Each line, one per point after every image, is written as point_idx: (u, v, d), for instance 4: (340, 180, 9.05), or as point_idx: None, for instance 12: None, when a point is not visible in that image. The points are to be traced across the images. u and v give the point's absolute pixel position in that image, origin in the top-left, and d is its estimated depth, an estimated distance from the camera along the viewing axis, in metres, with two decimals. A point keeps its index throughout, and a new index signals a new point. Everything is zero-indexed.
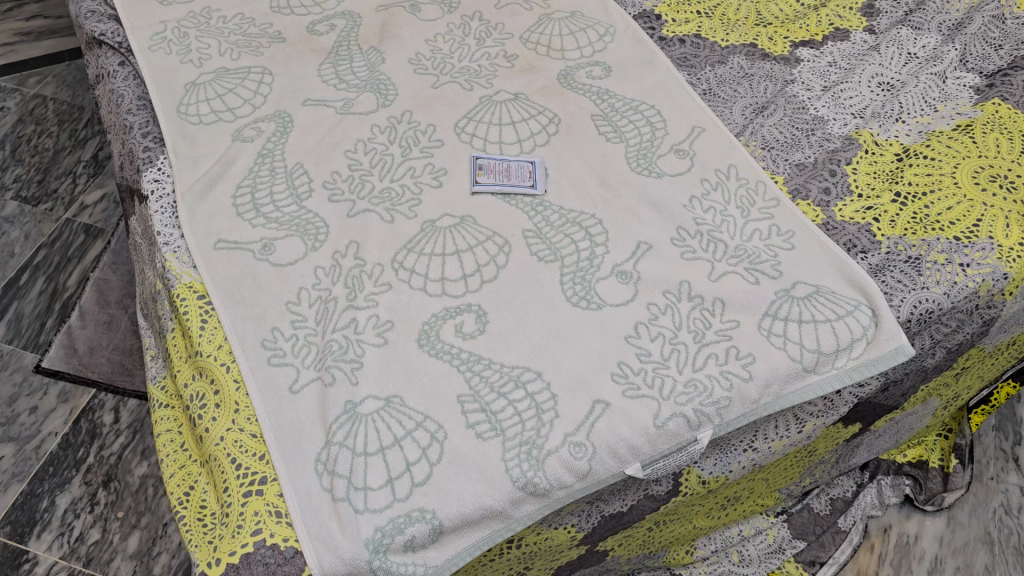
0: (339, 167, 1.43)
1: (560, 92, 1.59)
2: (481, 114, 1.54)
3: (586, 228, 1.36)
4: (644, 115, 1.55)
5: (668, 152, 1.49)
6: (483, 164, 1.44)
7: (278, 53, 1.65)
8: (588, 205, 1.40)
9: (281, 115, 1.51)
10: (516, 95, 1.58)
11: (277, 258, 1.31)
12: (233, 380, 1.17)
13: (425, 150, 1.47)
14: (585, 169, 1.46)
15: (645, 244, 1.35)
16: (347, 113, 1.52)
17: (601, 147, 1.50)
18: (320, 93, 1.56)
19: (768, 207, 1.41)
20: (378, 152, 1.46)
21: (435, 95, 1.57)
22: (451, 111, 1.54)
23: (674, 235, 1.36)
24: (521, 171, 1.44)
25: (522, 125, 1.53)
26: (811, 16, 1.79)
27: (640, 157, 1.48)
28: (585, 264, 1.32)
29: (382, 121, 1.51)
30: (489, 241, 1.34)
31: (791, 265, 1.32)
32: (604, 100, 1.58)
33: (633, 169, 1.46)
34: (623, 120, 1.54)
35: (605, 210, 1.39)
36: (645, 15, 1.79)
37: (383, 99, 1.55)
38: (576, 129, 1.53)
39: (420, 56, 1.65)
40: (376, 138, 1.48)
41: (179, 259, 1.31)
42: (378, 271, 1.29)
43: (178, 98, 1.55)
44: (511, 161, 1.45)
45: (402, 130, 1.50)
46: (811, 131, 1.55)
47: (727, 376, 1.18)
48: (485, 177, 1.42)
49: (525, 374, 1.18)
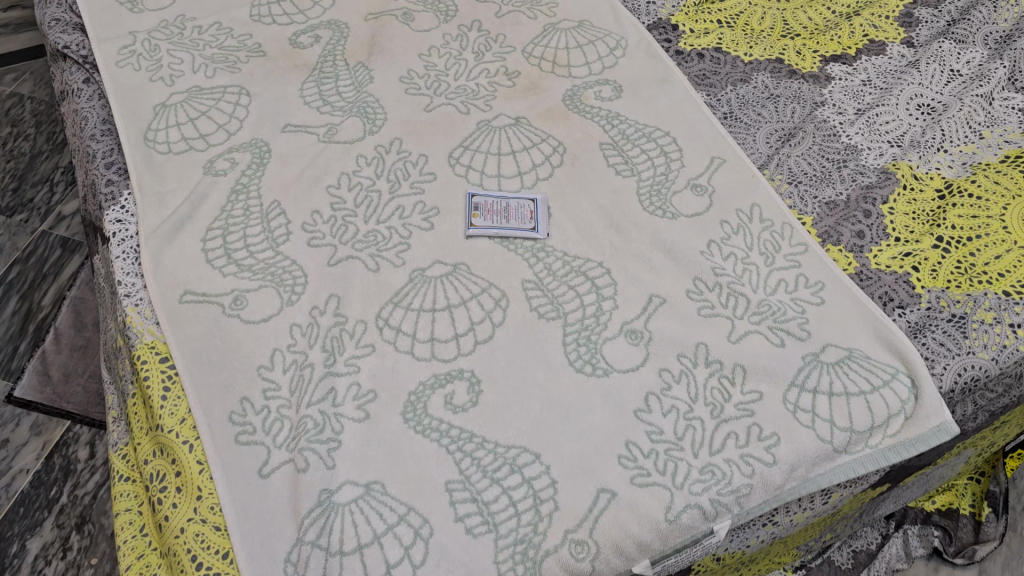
0: (320, 205, 1.30)
1: (565, 116, 1.45)
2: (479, 142, 1.40)
3: (592, 279, 1.23)
4: (658, 144, 1.41)
5: (684, 188, 1.35)
6: (479, 204, 1.30)
7: (257, 70, 1.51)
8: (595, 251, 1.26)
9: (258, 143, 1.38)
10: (517, 120, 1.44)
11: (249, 314, 1.18)
12: (197, 462, 1.06)
13: (415, 186, 1.33)
14: (592, 207, 1.32)
15: (658, 297, 1.21)
16: (330, 141, 1.39)
17: (610, 182, 1.35)
18: (302, 117, 1.43)
19: (795, 254, 1.27)
20: (363, 188, 1.33)
21: (427, 120, 1.43)
22: (445, 139, 1.40)
23: (690, 288, 1.22)
24: (520, 212, 1.30)
25: (523, 156, 1.39)
26: (842, 27, 1.63)
27: (653, 194, 1.34)
28: (590, 321, 1.18)
29: (369, 150, 1.38)
30: (485, 294, 1.21)
31: (821, 325, 1.19)
32: (614, 125, 1.44)
33: (645, 208, 1.32)
34: (635, 149, 1.40)
35: (614, 257, 1.25)
36: (660, 25, 1.63)
37: (371, 124, 1.41)
38: (582, 160, 1.39)
39: (412, 73, 1.51)
40: (361, 171, 1.35)
41: (141, 314, 1.19)
42: (361, 330, 1.16)
43: (146, 123, 1.42)
44: (510, 200, 1.32)
45: (391, 162, 1.36)
46: (844, 162, 1.40)
47: (748, 461, 1.06)
48: (481, 218, 1.29)
49: (521, 456, 1.05)
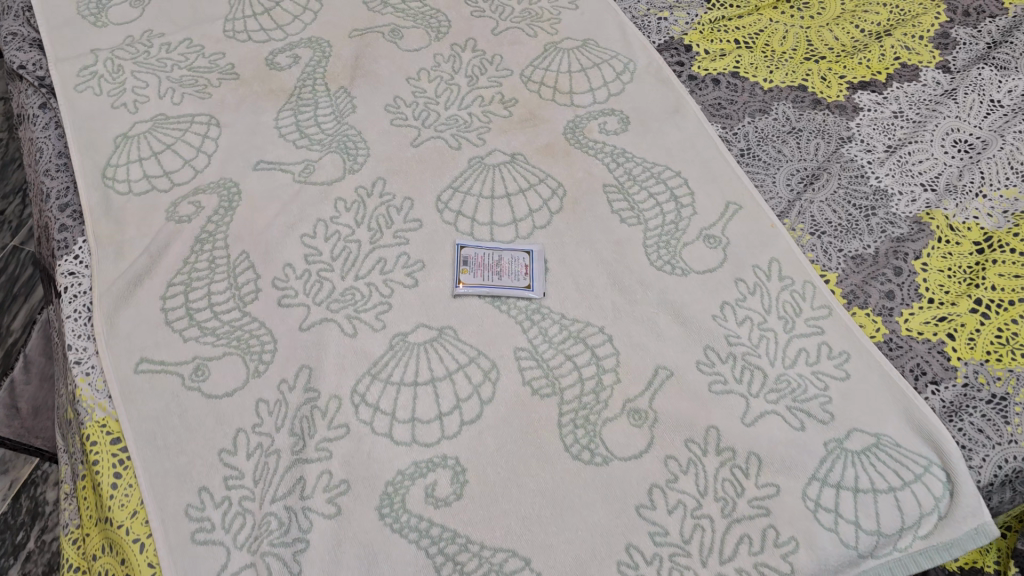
0: (294, 257, 1.18)
1: (566, 152, 1.32)
2: (470, 183, 1.27)
3: (592, 347, 1.11)
4: (667, 187, 1.28)
5: (695, 240, 1.22)
6: (468, 258, 1.18)
7: (229, 96, 1.38)
8: (596, 314, 1.14)
9: (227, 184, 1.26)
10: (512, 157, 1.31)
11: (211, 387, 1.07)
12: (147, 564, 0.94)
13: (398, 235, 1.21)
14: (593, 262, 1.20)
15: (664, 370, 1.09)
16: (307, 182, 1.26)
17: (614, 231, 1.23)
18: (276, 152, 1.30)
19: (817, 319, 1.15)
20: (341, 237, 1.20)
21: (414, 156, 1.30)
22: (433, 180, 1.27)
23: (701, 358, 1.10)
24: (513, 267, 1.18)
25: (519, 199, 1.26)
26: (872, 48, 1.49)
27: (661, 247, 1.21)
28: (589, 399, 1.07)
29: (349, 192, 1.25)
30: (472, 365, 1.09)
31: (846, 405, 1.07)
32: (619, 164, 1.31)
33: (652, 263, 1.19)
34: (641, 193, 1.28)
35: (616, 322, 1.13)
36: (672, 45, 1.49)
37: (351, 161, 1.29)
38: (583, 205, 1.26)
39: (398, 100, 1.38)
40: (339, 217, 1.22)
41: (91, 385, 1.07)
42: (334, 408, 1.04)
43: (105, 157, 1.29)
44: (503, 252, 1.19)
45: (373, 207, 1.24)
46: (872, 209, 1.27)
47: (762, 571, 0.94)
48: (470, 274, 1.16)
49: (509, 562, 0.94)
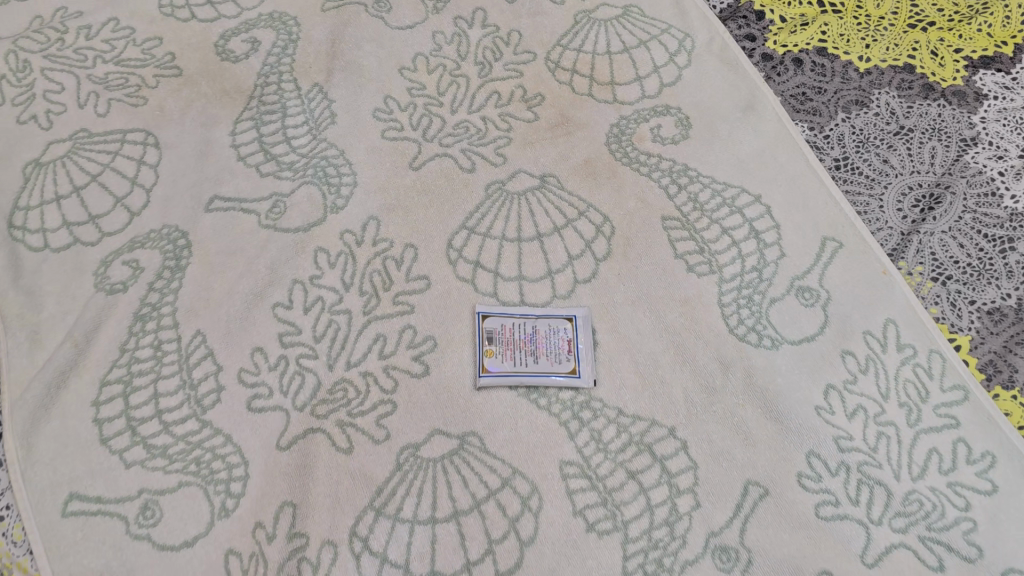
0: (264, 339, 0.90)
1: (611, 171, 1.02)
2: (490, 222, 0.98)
3: (660, 458, 0.85)
4: (745, 218, 0.99)
5: (786, 296, 0.94)
6: (493, 332, 0.90)
7: (170, 100, 1.06)
8: (662, 409, 0.88)
9: (171, 233, 0.96)
10: (542, 180, 1.01)
11: (165, 534, 0.80)
12: None
13: (399, 300, 0.93)
14: (654, 331, 0.92)
15: (756, 487, 0.84)
16: (276, 227, 0.97)
17: (679, 285, 0.95)
18: (235, 184, 1.00)
19: (949, 405, 0.88)
20: (325, 306, 0.92)
21: (415, 184, 1.00)
22: (440, 218, 0.98)
23: (803, 469, 0.85)
24: (552, 345, 0.90)
25: (554, 242, 0.97)
26: (993, 8, 1.16)
27: (744, 306, 0.94)
28: (662, 534, 0.81)
29: (332, 240, 0.96)
30: (506, 490, 0.83)
31: (997, 534, 0.81)
32: (682, 187, 1.01)
33: (732, 331, 0.92)
34: (713, 227, 0.99)
35: (690, 420, 0.87)
36: (738, 12, 1.17)
37: (333, 195, 0.99)
38: (638, 248, 0.97)
39: (390, 102, 1.07)
40: (321, 276, 0.94)
41: (7, 536, 0.80)
42: (327, 563, 0.79)
43: (11, 196, 0.99)
44: (538, 323, 0.92)
45: (365, 261, 0.95)
46: (1009, 241, 0.98)
47: None
48: (496, 356, 0.89)
49: None
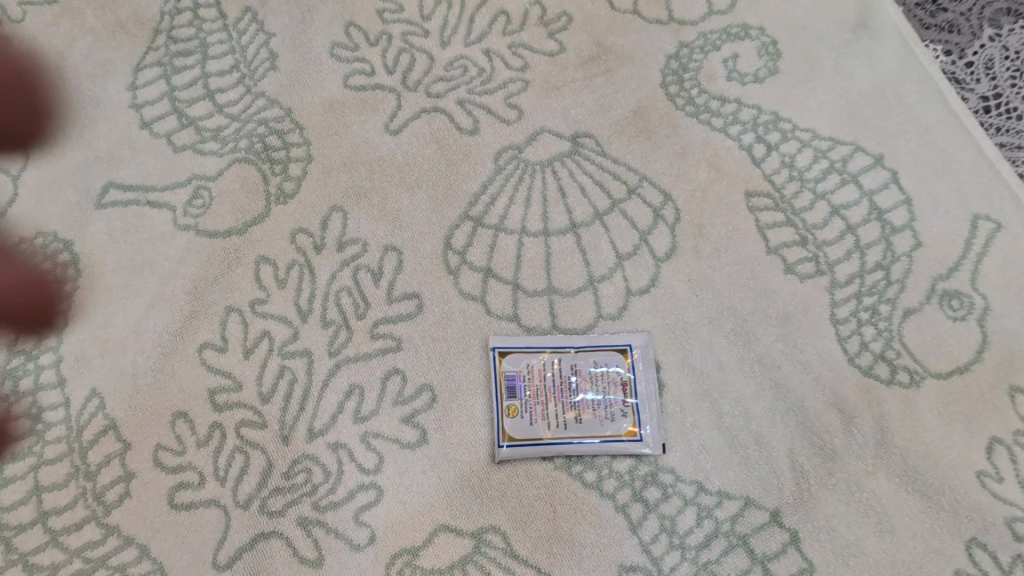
0: (190, 399, 0.63)
1: (671, 126, 0.72)
2: (502, 208, 0.69)
3: (761, 557, 0.60)
4: (862, 190, 0.70)
5: (924, 305, 0.67)
6: (515, 378, 0.64)
7: (42, 39, 0.75)
8: (759, 482, 0.62)
9: (48, 243, 0.67)
10: (575, 143, 0.72)
11: None
12: None
13: (379, 331, 0.65)
14: (742, 365, 0.65)
15: None
16: (197, 227, 0.68)
17: (774, 295, 0.67)
18: (138, 164, 0.70)
19: None
20: (273, 347, 0.65)
21: (394, 155, 0.71)
22: (432, 206, 0.69)
23: (963, 565, 0.60)
24: (599, 396, 0.63)
25: (595, 234, 0.69)
26: None
27: (868, 323, 0.66)
28: None
29: (280, 245, 0.67)
30: None
31: None
32: (772, 146, 0.71)
33: (853, 362, 0.65)
34: (820, 205, 0.70)
35: (800, 498, 0.61)
36: None
37: (278, 176, 0.70)
38: (715, 240, 0.68)
39: (354, 33, 0.75)
40: (266, 301, 0.66)
41: None
42: None
43: None
44: (579, 361, 0.64)
45: (328, 274, 0.67)
46: None
47: None
48: (520, 417, 0.63)
49: None
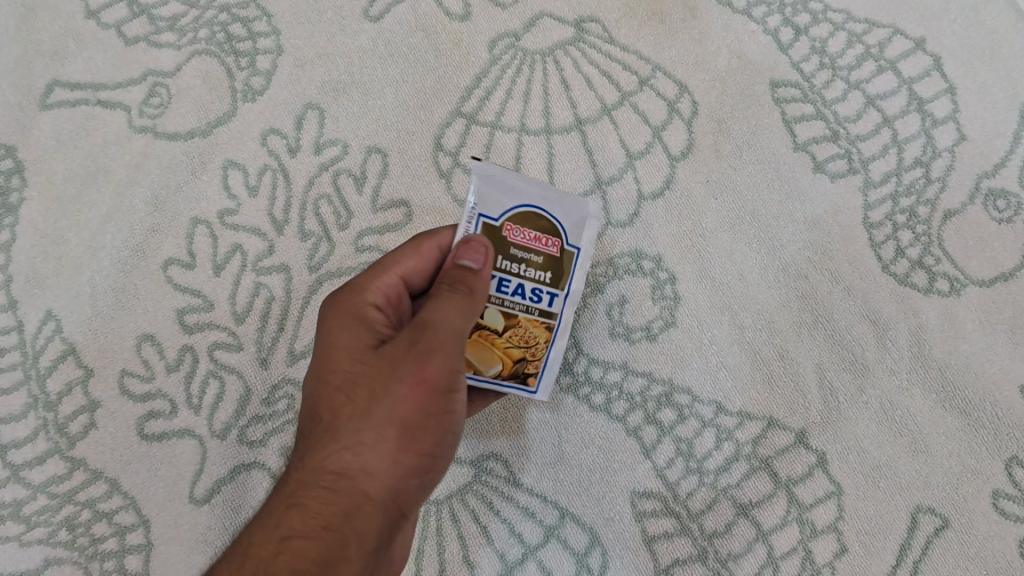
0: (156, 320, 0.57)
1: (688, 8, 0.64)
2: (499, 105, 0.62)
3: (785, 481, 0.55)
4: (901, 77, 0.63)
5: (967, 206, 0.60)
6: (553, 342, 0.50)
7: None
8: (784, 401, 0.57)
9: None
10: (579, 28, 0.63)
11: None
12: None
13: (364, 245, 0.59)
14: (766, 276, 0.59)
15: (931, 517, 0.55)
16: (156, 130, 0.60)
17: (801, 197, 0.60)
18: (86, 59, 0.62)
19: None
20: (246, 262, 0.58)
21: (375, 44, 0.63)
22: (419, 102, 0.61)
23: (1000, 485, 0.55)
24: (510, 273, 0.47)
25: (603, 133, 0.61)
26: None
27: (906, 227, 0.60)
28: None
29: (251, 148, 0.60)
30: (551, 546, 0.55)
31: None
32: (801, 30, 0.64)
33: (889, 270, 0.59)
34: (853, 95, 0.62)
35: (828, 418, 0.56)
36: None
37: (246, 71, 0.62)
38: (736, 137, 0.61)
39: None
40: (237, 211, 0.59)
41: None
42: None
43: None
44: (558, 263, 0.48)
45: (305, 180, 0.59)
46: None
47: None
48: (509, 370, 0.48)
49: None
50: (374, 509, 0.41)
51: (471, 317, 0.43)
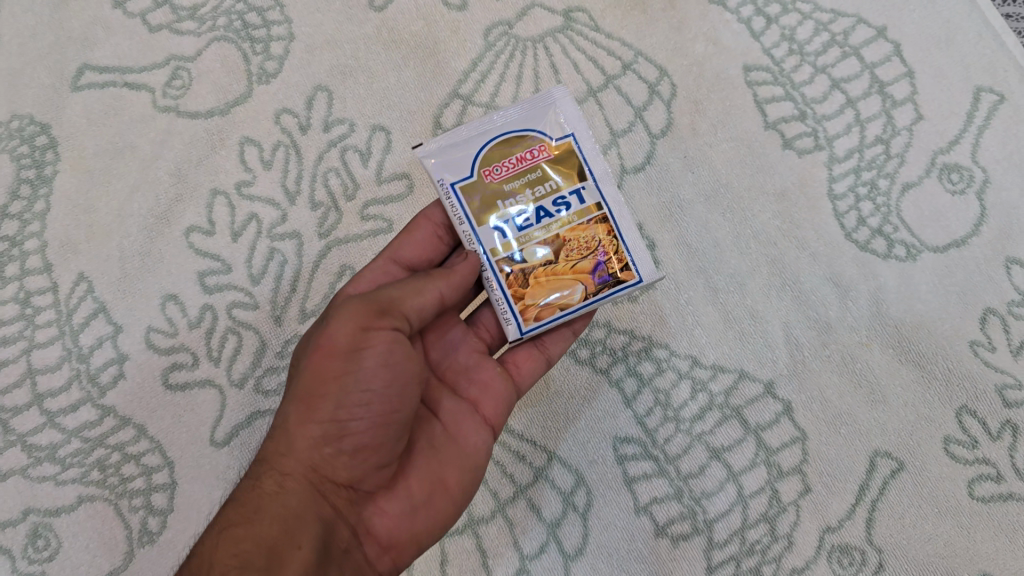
0: (179, 281, 0.62)
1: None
2: (493, 87, 0.67)
3: (754, 428, 0.61)
4: (864, 61, 0.68)
5: (924, 179, 0.66)
6: (617, 225, 0.52)
7: None
8: (754, 356, 0.62)
9: (25, 127, 0.65)
10: (567, 17, 0.68)
11: (66, 569, 0.58)
12: None
13: (369, 213, 0.64)
14: (738, 242, 0.64)
15: (887, 461, 0.60)
16: (178, 109, 0.66)
17: (771, 170, 0.66)
18: (114, 44, 0.67)
19: None
20: (261, 229, 0.63)
21: (380, 32, 0.68)
22: (420, 84, 0.67)
23: (951, 432, 0.61)
24: (520, 208, 0.52)
25: (589, 112, 0.67)
26: None
27: (868, 197, 0.65)
28: (759, 535, 0.59)
29: (265, 126, 0.65)
30: (539, 486, 0.60)
31: None
32: (772, 19, 0.69)
33: (851, 237, 0.64)
34: (818, 78, 0.68)
35: (794, 370, 0.62)
36: None
37: (260, 56, 0.67)
38: (712, 116, 0.67)
39: None
40: (253, 183, 0.64)
41: None
42: None
43: None
44: (553, 162, 0.52)
45: (315, 155, 0.65)
46: None
47: None
48: (594, 283, 0.51)
49: None
50: (298, 483, 0.46)
51: (411, 297, 0.47)
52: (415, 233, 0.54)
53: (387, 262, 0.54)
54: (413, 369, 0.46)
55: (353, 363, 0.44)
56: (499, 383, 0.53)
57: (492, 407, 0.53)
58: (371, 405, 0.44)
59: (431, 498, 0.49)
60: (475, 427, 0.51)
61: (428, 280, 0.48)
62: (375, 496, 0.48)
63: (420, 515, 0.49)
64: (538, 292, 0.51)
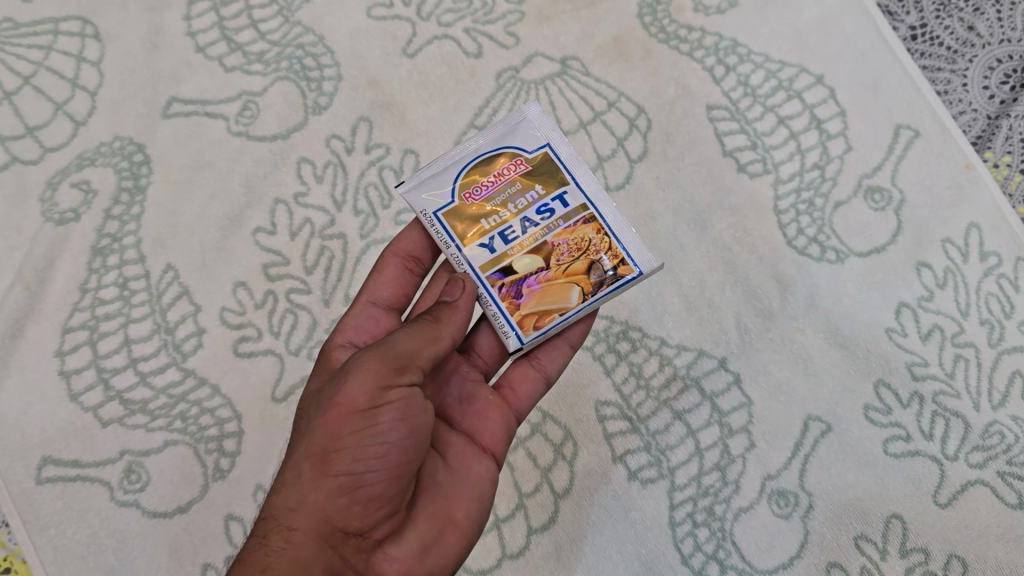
0: (248, 271, 0.77)
1: (646, 51, 0.85)
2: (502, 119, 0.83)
3: (710, 395, 0.75)
4: (805, 103, 0.84)
5: (852, 198, 0.81)
6: (604, 224, 0.62)
7: None
8: (710, 337, 0.76)
9: (125, 147, 0.81)
10: (563, 65, 0.85)
11: (155, 497, 0.72)
12: None
13: (401, 219, 0.79)
14: (699, 246, 0.79)
15: (817, 423, 0.74)
16: (248, 134, 0.82)
17: (727, 189, 0.81)
18: (197, 82, 0.83)
19: None
20: (314, 230, 0.79)
21: (411, 75, 0.84)
22: (443, 117, 0.83)
23: (870, 401, 0.74)
24: (504, 222, 0.62)
25: (580, 140, 0.82)
26: None
27: (806, 211, 0.80)
28: (712, 480, 0.72)
29: (317, 148, 0.81)
30: (535, 439, 0.74)
31: None
32: (730, 68, 0.85)
33: (791, 244, 0.79)
34: (767, 116, 0.83)
35: (743, 349, 0.76)
36: None
37: (315, 92, 0.83)
38: (679, 145, 0.82)
39: None
40: (307, 194, 0.80)
41: None
42: None
43: None
44: (530, 173, 0.64)
45: (357, 172, 0.80)
46: None
47: None
48: (589, 283, 0.61)
49: None
50: (306, 538, 0.52)
51: (422, 349, 0.55)
52: (387, 270, 0.67)
53: (371, 304, 0.65)
54: (422, 420, 0.54)
55: (370, 419, 0.51)
56: (492, 415, 0.63)
57: (490, 435, 0.62)
58: (387, 455, 0.51)
59: (441, 533, 0.56)
60: (477, 458, 0.60)
61: (430, 334, 0.55)
62: (382, 544, 0.53)
63: (430, 554, 0.55)
64: (537, 302, 0.61)
